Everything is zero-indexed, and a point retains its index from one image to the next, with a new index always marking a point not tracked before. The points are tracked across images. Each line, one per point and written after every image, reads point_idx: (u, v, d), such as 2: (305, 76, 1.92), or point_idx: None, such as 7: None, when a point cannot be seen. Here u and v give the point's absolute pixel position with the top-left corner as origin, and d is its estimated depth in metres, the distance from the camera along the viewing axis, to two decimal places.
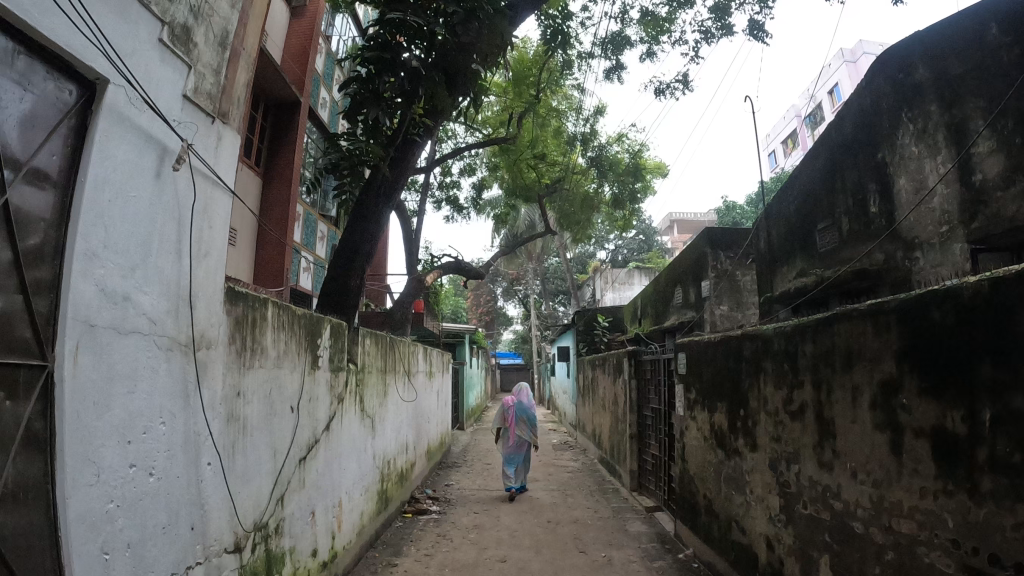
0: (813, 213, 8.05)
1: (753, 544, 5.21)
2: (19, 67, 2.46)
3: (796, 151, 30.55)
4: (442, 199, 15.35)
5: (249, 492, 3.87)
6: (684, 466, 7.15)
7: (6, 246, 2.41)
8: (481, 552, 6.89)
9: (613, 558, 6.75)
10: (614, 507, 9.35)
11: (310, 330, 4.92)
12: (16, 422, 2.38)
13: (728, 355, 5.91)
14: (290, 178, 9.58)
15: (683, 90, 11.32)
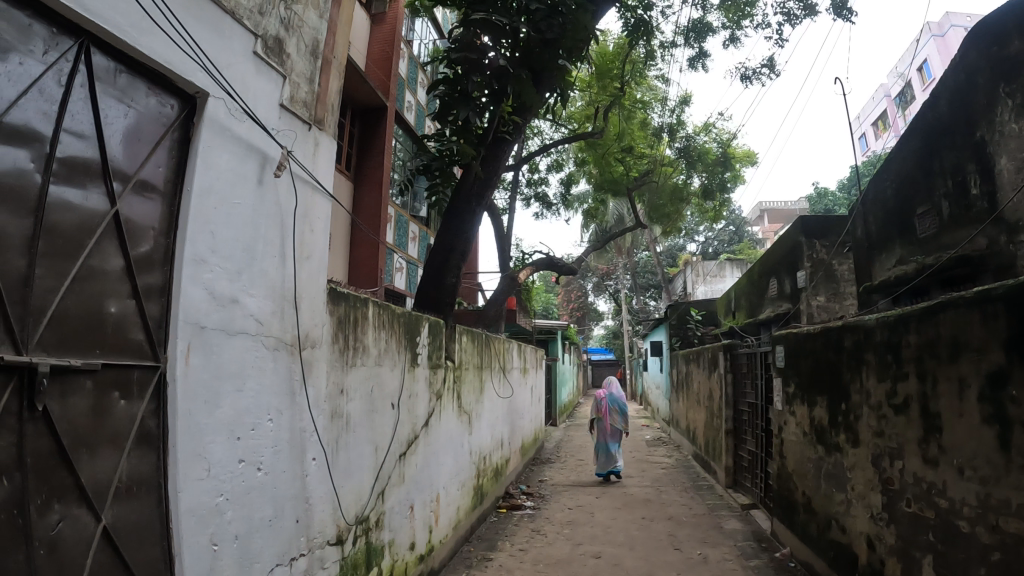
0: (911, 197, 7.68)
1: (853, 544, 5.02)
2: (121, 85, 2.62)
3: (888, 133, 29.18)
4: (531, 196, 15.36)
5: (352, 486, 4.00)
6: (782, 463, 6.94)
7: (119, 255, 2.59)
8: (576, 548, 6.89)
9: (708, 556, 6.63)
10: (708, 505, 9.16)
11: (409, 329, 5.03)
12: (129, 419, 2.56)
13: (828, 347, 5.70)
14: (381, 182, 9.82)
15: (770, 74, 10.97)
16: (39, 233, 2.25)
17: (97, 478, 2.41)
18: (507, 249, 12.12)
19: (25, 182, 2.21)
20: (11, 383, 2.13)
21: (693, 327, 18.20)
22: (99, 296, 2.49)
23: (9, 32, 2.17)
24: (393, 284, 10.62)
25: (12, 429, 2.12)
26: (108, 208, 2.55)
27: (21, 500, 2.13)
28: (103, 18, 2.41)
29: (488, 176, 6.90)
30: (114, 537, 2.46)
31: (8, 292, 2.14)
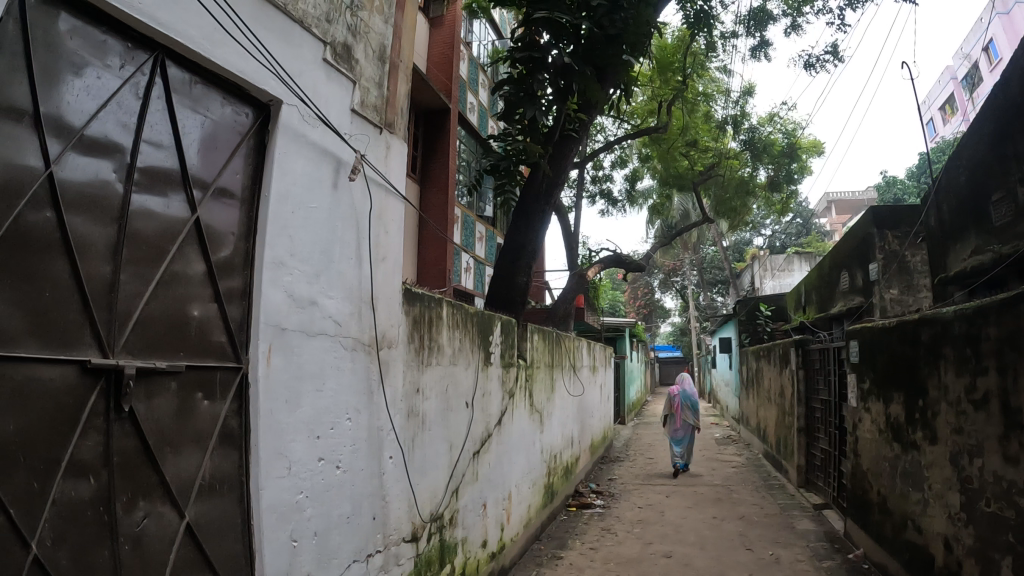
0: (985, 183, 7.34)
1: (929, 545, 4.83)
2: (195, 95, 2.70)
3: (958, 118, 27.97)
4: (595, 193, 15.25)
5: (428, 484, 4.04)
6: (857, 461, 6.72)
7: (200, 260, 2.68)
8: (646, 548, 6.82)
9: (780, 556, 6.48)
10: (780, 505, 8.94)
11: (482, 328, 5.05)
12: (212, 420, 2.64)
13: (904, 341, 5.50)
14: (447, 184, 9.92)
15: (835, 61, 10.60)
16: (123, 240, 2.35)
17: (181, 477, 2.50)
18: (573, 247, 12.06)
19: (107, 192, 2.31)
20: (98, 384, 2.23)
21: (762, 322, 17.80)
22: (182, 300, 2.58)
23: (85, 49, 2.26)
24: (461, 284, 10.68)
25: (99, 429, 2.22)
26: (188, 215, 2.63)
27: (107, 497, 2.23)
28: (177, 31, 2.48)
29: (555, 174, 6.87)
30: (198, 533, 2.55)
31: (94, 297, 2.24)
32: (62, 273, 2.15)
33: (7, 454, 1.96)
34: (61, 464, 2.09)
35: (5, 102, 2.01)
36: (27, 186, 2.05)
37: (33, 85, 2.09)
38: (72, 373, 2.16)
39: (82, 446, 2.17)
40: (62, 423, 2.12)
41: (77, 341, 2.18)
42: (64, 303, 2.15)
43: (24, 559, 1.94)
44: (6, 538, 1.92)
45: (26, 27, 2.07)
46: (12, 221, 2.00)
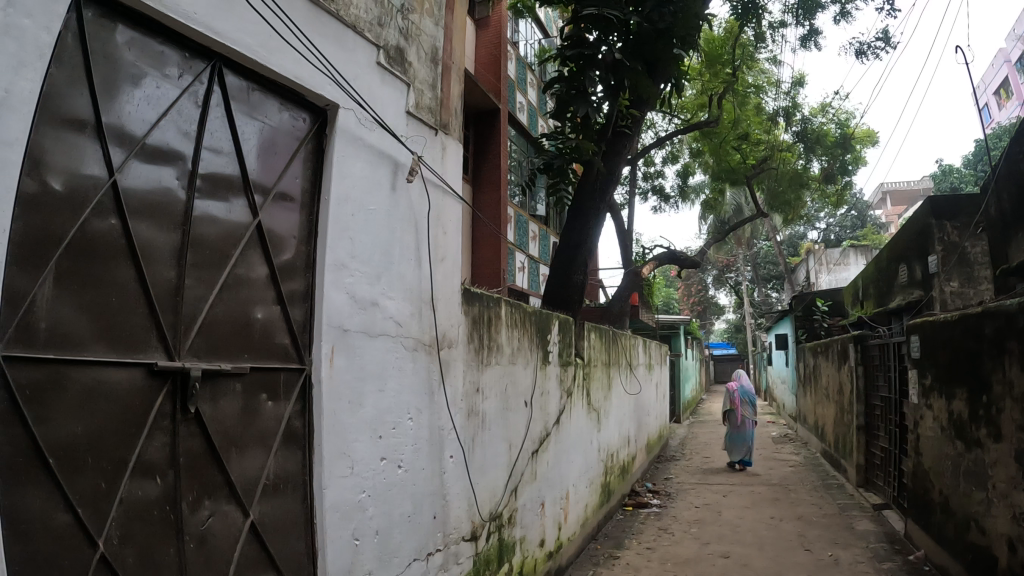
0: None
1: (993, 546, 4.67)
2: (253, 102, 2.75)
3: (1014, 103, 26.95)
4: (647, 189, 15.09)
5: (487, 483, 4.05)
6: (918, 460, 6.52)
7: (263, 263, 2.73)
8: (704, 548, 6.73)
9: (840, 557, 6.33)
10: (839, 505, 8.73)
11: (540, 327, 5.04)
12: (276, 420, 2.70)
13: (967, 334, 5.32)
14: (499, 183, 9.94)
15: (886, 47, 10.05)
16: (187, 245, 2.41)
17: (246, 476, 2.56)
18: (628, 244, 11.95)
19: (170, 198, 2.38)
20: (164, 386, 2.30)
21: (819, 318, 17.41)
22: (246, 303, 2.63)
23: (144, 60, 2.32)
24: (515, 283, 10.69)
25: (165, 430, 2.29)
26: (250, 220, 2.69)
27: (173, 496, 2.29)
28: (232, 40, 2.52)
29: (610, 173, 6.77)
30: (262, 531, 2.60)
31: (160, 302, 2.31)
32: (129, 279, 2.22)
33: (75, 455, 2.03)
34: (128, 464, 2.16)
35: (68, 114, 2.08)
36: (92, 195, 2.12)
37: (94, 97, 2.15)
38: (139, 376, 2.23)
39: (149, 447, 2.24)
40: (130, 424, 2.19)
41: (143, 344, 2.25)
42: (131, 308, 2.22)
43: (90, 557, 2.02)
44: (73, 537, 1.99)
45: (85, 40, 2.13)
46: (77, 229, 2.07)
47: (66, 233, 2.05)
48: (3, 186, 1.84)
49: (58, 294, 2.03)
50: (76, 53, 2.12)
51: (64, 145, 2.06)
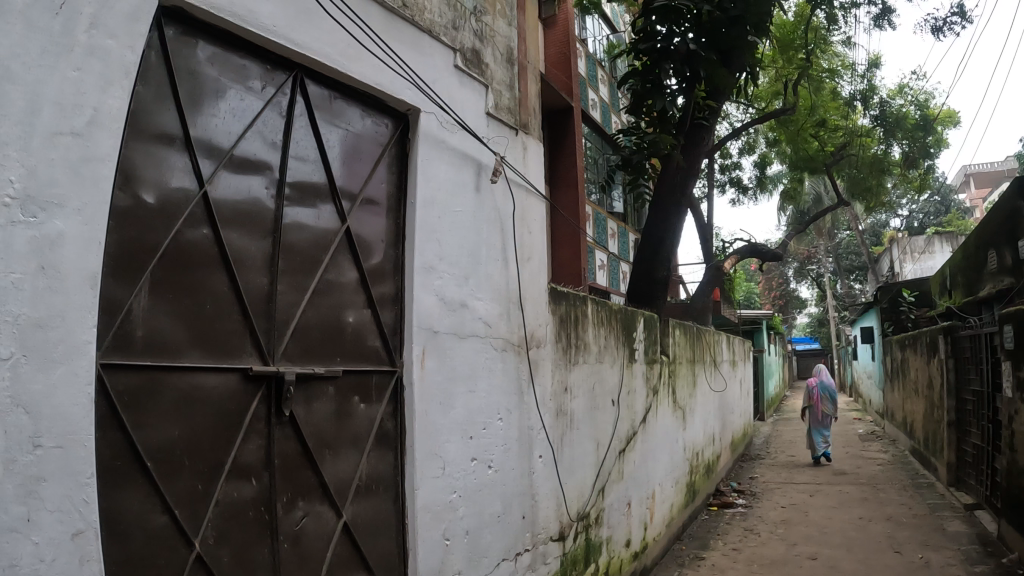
0: None
1: None
2: (336, 110, 2.79)
3: None
4: (724, 182, 14.76)
5: (576, 483, 4.03)
6: (1011, 458, 6.15)
7: (354, 268, 2.78)
8: (791, 549, 6.55)
9: (930, 560, 6.06)
10: (929, 505, 8.36)
11: (626, 324, 4.99)
12: (368, 422, 2.74)
13: None
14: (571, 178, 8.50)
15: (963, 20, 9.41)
16: (278, 252, 2.48)
17: (340, 477, 2.61)
18: (708, 239, 11.62)
19: (259, 207, 2.44)
20: (259, 390, 2.37)
21: (906, 309, 16.66)
22: (338, 307, 2.68)
23: (227, 74, 2.38)
24: (597, 283, 9.51)
25: (259, 433, 2.36)
26: (338, 226, 2.74)
27: (268, 497, 2.36)
28: (312, 50, 2.57)
29: (689, 166, 6.63)
30: (356, 531, 2.65)
31: (253, 308, 2.38)
32: (221, 287, 2.29)
33: (172, 457, 2.11)
34: (224, 467, 2.24)
35: (158, 129, 2.15)
36: (183, 206, 2.20)
37: (181, 111, 2.22)
38: (234, 380, 2.30)
39: (244, 449, 2.31)
40: (226, 428, 2.26)
41: (237, 349, 2.32)
42: (225, 314, 2.29)
43: (186, 556, 2.10)
44: (170, 537, 2.07)
45: (169, 57, 2.20)
46: (170, 239, 2.15)
47: (160, 244, 2.12)
48: (96, 202, 1.92)
49: (154, 302, 2.10)
50: (161, 71, 2.19)
51: (154, 159, 2.13)
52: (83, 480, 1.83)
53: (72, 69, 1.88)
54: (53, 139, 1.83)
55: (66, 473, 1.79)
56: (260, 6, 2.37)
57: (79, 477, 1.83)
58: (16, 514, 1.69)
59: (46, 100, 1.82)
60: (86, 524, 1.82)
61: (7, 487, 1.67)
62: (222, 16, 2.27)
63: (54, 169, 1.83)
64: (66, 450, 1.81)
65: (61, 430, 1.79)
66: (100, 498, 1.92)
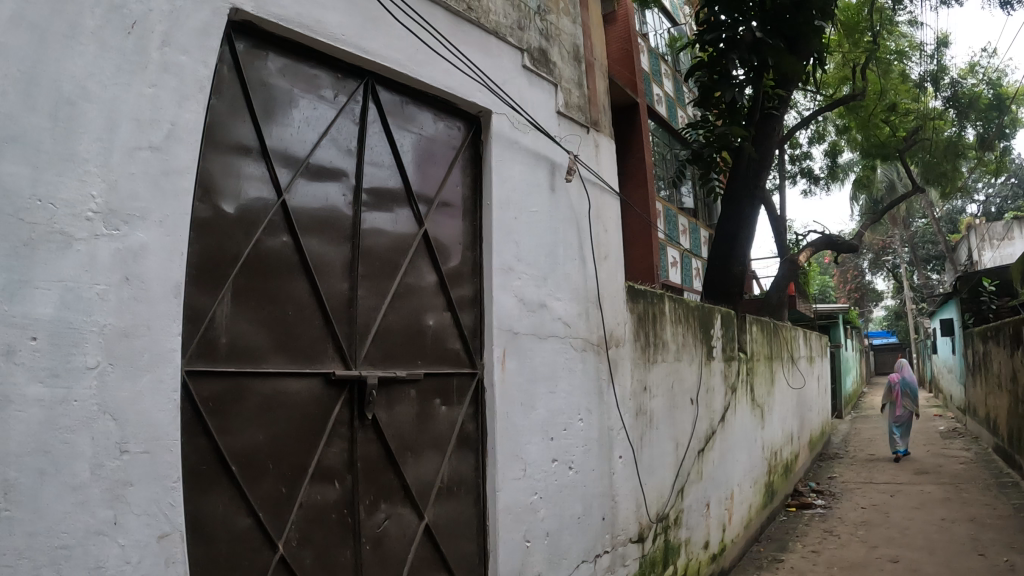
0: None
1: None
2: (408, 115, 2.80)
3: None
4: (794, 173, 14.36)
5: (655, 483, 3.96)
6: None
7: (432, 271, 2.79)
8: (871, 551, 6.32)
9: (1018, 563, 5.75)
10: (1016, 505, 7.97)
11: (703, 321, 4.89)
12: (450, 424, 2.75)
13: None
14: (647, 178, 7.59)
15: None
16: (357, 257, 2.50)
17: (422, 479, 2.62)
18: (781, 230, 11.17)
19: (336, 214, 2.47)
20: (342, 394, 2.40)
21: (988, 299, 15.89)
22: (418, 311, 2.70)
23: (298, 85, 2.42)
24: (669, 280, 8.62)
25: (342, 437, 2.39)
26: (415, 230, 2.75)
27: (351, 500, 2.39)
28: (382, 57, 2.58)
29: (762, 157, 6.44)
30: (438, 533, 2.66)
31: (334, 313, 2.41)
32: (302, 294, 2.32)
33: (256, 461, 2.15)
34: (308, 470, 2.27)
35: (235, 141, 2.20)
36: (263, 215, 2.24)
37: (256, 123, 2.26)
38: (317, 385, 2.33)
39: (328, 453, 2.34)
40: (309, 432, 2.29)
41: (320, 354, 2.35)
42: (306, 320, 2.33)
43: (270, 558, 2.14)
44: (253, 539, 2.11)
45: (241, 71, 2.24)
46: (251, 248, 2.19)
47: (240, 252, 2.17)
48: (176, 213, 1.98)
49: (236, 310, 2.15)
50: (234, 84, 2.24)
51: (232, 172, 2.18)
52: (169, 484, 1.89)
53: (147, 85, 1.93)
54: (133, 154, 1.89)
55: (152, 478, 1.85)
56: (328, 15, 2.40)
57: (165, 482, 1.88)
58: (104, 518, 1.75)
59: (124, 116, 1.88)
60: (172, 527, 1.88)
61: (95, 491, 1.74)
62: (290, 28, 2.30)
63: (135, 183, 1.88)
64: (152, 455, 1.86)
65: (147, 436, 1.85)
66: (187, 502, 1.97)
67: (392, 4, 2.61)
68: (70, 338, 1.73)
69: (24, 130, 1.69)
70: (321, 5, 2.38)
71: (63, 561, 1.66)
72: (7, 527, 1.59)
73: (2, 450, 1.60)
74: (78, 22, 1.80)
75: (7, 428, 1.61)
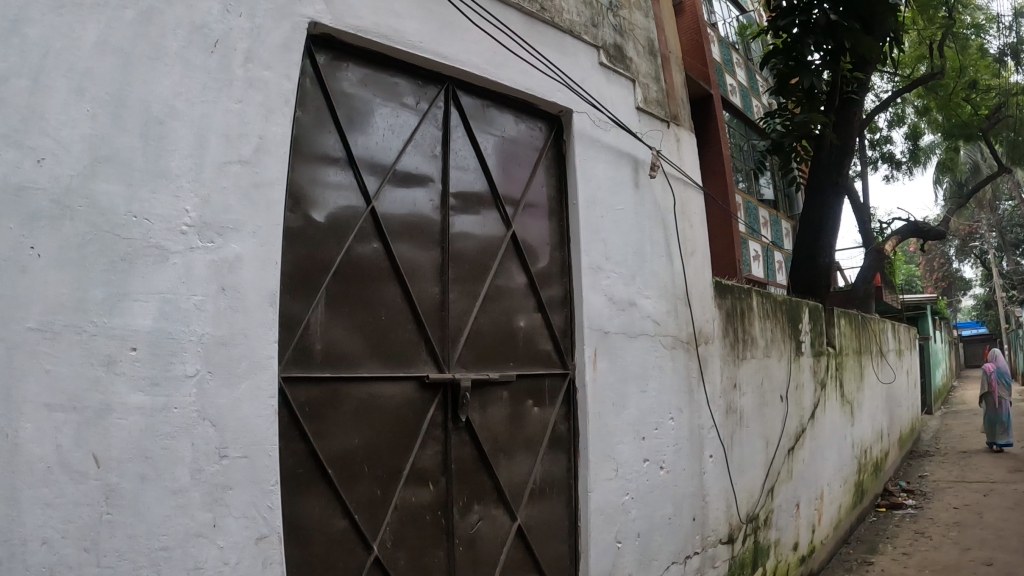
0: None
1: None
2: (490, 118, 2.81)
3: None
4: (874, 158, 13.88)
5: (745, 483, 3.88)
6: None
7: (521, 272, 2.79)
8: (965, 553, 6.04)
9: None
10: None
11: (791, 316, 4.78)
12: (542, 425, 2.74)
13: None
14: (724, 170, 7.38)
15: None
16: (447, 261, 2.53)
17: (515, 480, 2.63)
18: (866, 219, 10.76)
19: (424, 219, 2.50)
20: (436, 396, 2.42)
21: None
22: (508, 312, 2.70)
23: (380, 94, 2.45)
24: (753, 275, 8.34)
25: (437, 439, 2.41)
26: (503, 231, 2.76)
27: (445, 502, 2.41)
28: (461, 61, 2.59)
29: (843, 144, 6.22)
30: (530, 534, 2.66)
31: (426, 317, 2.44)
32: (395, 299, 2.36)
33: (353, 465, 2.19)
34: (403, 473, 2.30)
35: (322, 152, 2.25)
36: (353, 223, 2.28)
37: (342, 133, 2.31)
38: (412, 389, 2.35)
39: (423, 455, 2.36)
40: (404, 435, 2.32)
41: (414, 358, 2.38)
42: (399, 325, 2.35)
43: (365, 560, 2.18)
44: (350, 541, 2.15)
45: (323, 82, 2.28)
46: (342, 255, 2.23)
47: (333, 260, 2.21)
48: (267, 224, 2.02)
49: (330, 316, 2.19)
50: (318, 96, 2.29)
51: (320, 182, 2.22)
52: (267, 487, 1.94)
53: (234, 101, 1.99)
54: (223, 168, 1.94)
55: (250, 482, 1.90)
56: (405, 24, 2.42)
57: (263, 485, 1.93)
58: (202, 520, 1.81)
59: (213, 132, 1.93)
60: (269, 529, 1.93)
61: (194, 494, 1.79)
62: (370, 38, 2.33)
63: (227, 196, 1.94)
64: (250, 460, 1.92)
65: (245, 442, 1.90)
66: (285, 504, 2.02)
67: (467, 9, 2.62)
68: (169, 348, 1.79)
69: (117, 150, 1.76)
70: (397, 14, 2.39)
71: (162, 563, 1.72)
72: (109, 530, 1.65)
73: (104, 457, 1.66)
74: (163, 43, 1.86)
75: (109, 436, 1.67)
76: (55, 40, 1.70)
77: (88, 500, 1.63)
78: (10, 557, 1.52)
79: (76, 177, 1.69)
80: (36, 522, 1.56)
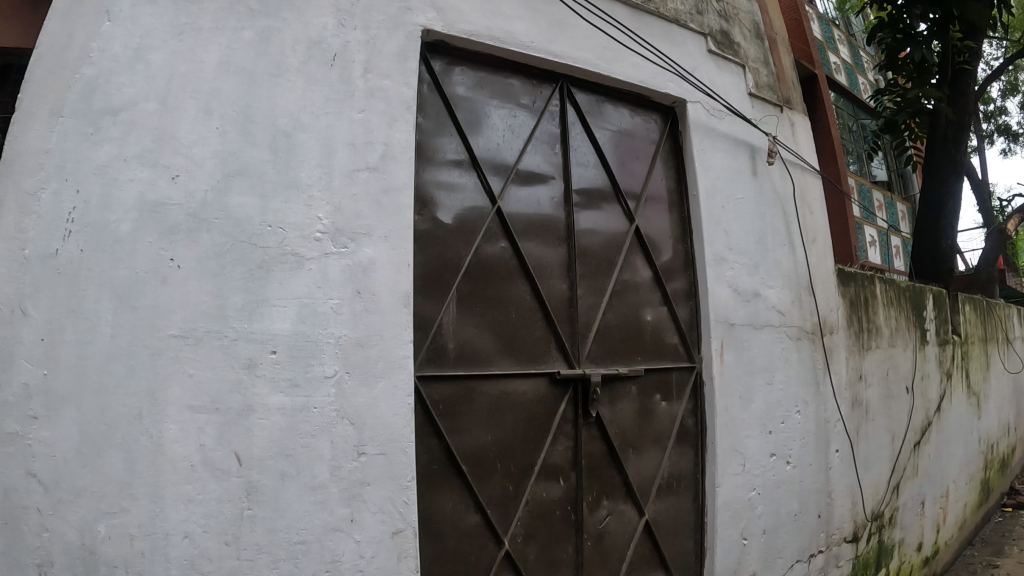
0: None
1: None
2: (606, 113, 2.83)
3: None
4: (989, 132, 13.14)
5: (870, 479, 3.74)
6: None
7: (646, 266, 2.79)
8: None
9: None
10: None
11: (915, 302, 4.60)
12: (670, 419, 2.74)
13: None
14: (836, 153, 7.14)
15: None
16: (573, 257, 2.56)
17: (642, 475, 2.63)
18: (986, 196, 10.18)
19: (549, 218, 2.54)
20: (567, 392, 2.45)
21: None
22: (635, 306, 2.71)
23: (496, 96, 2.51)
24: (871, 261, 8.02)
25: (567, 435, 2.45)
26: (626, 226, 2.77)
27: (575, 497, 2.44)
28: (572, 58, 2.61)
29: (960, 117, 5.91)
30: (657, 530, 2.65)
31: (555, 314, 2.47)
32: (524, 296, 2.40)
33: (486, 461, 2.24)
34: (535, 467, 2.34)
35: (446, 156, 2.32)
36: (480, 224, 2.34)
37: (463, 137, 2.37)
38: (543, 384, 2.39)
39: (553, 450, 2.41)
40: (537, 430, 2.37)
41: (545, 355, 2.42)
42: (529, 322, 2.40)
43: (496, 554, 2.22)
44: (483, 536, 2.21)
45: (441, 87, 2.35)
46: (471, 255, 2.29)
47: (462, 260, 2.27)
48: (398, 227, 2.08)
49: (462, 315, 2.25)
50: (437, 102, 2.36)
51: (446, 186, 2.29)
52: (404, 483, 1.97)
53: (357, 110, 2.05)
54: (353, 176, 2.01)
55: (388, 478, 1.95)
56: (516, 25, 2.45)
57: (400, 481, 1.97)
58: (341, 515, 1.87)
59: (340, 142, 2.01)
60: (405, 524, 1.97)
61: (334, 490, 1.86)
62: (483, 41, 2.38)
63: (358, 203, 2.00)
64: (388, 457, 1.96)
65: (383, 439, 1.95)
66: (421, 499, 2.09)
67: (576, 6, 2.63)
68: (307, 349, 1.87)
69: (248, 165, 1.87)
70: (507, 16, 2.44)
71: (301, 556, 1.80)
72: (250, 524, 1.75)
73: (246, 455, 1.76)
74: (282, 61, 1.96)
75: (251, 435, 1.77)
76: (179, 65, 1.85)
77: (230, 496, 1.74)
78: (153, 549, 1.66)
79: (210, 191, 1.82)
80: (181, 516, 1.68)
